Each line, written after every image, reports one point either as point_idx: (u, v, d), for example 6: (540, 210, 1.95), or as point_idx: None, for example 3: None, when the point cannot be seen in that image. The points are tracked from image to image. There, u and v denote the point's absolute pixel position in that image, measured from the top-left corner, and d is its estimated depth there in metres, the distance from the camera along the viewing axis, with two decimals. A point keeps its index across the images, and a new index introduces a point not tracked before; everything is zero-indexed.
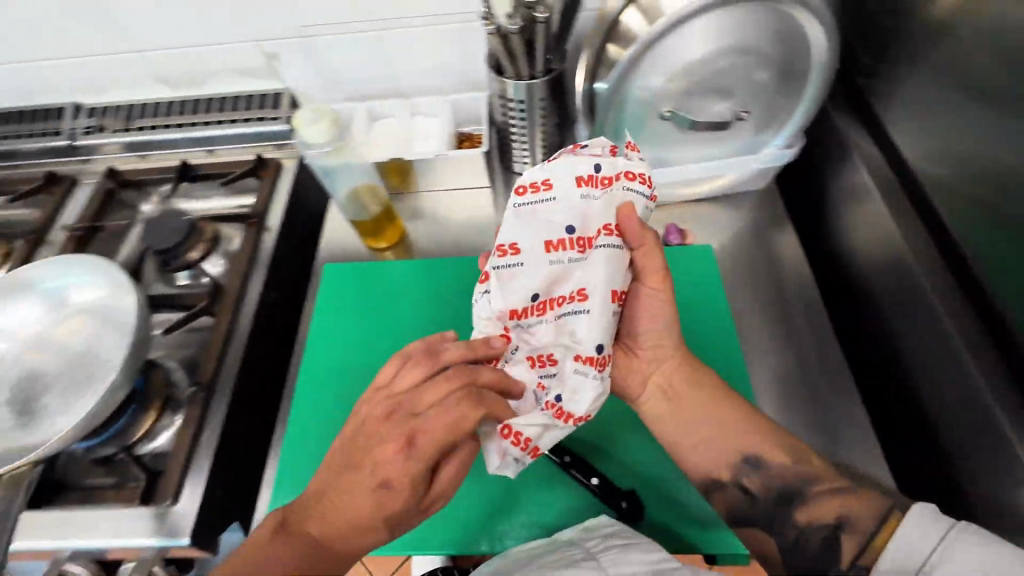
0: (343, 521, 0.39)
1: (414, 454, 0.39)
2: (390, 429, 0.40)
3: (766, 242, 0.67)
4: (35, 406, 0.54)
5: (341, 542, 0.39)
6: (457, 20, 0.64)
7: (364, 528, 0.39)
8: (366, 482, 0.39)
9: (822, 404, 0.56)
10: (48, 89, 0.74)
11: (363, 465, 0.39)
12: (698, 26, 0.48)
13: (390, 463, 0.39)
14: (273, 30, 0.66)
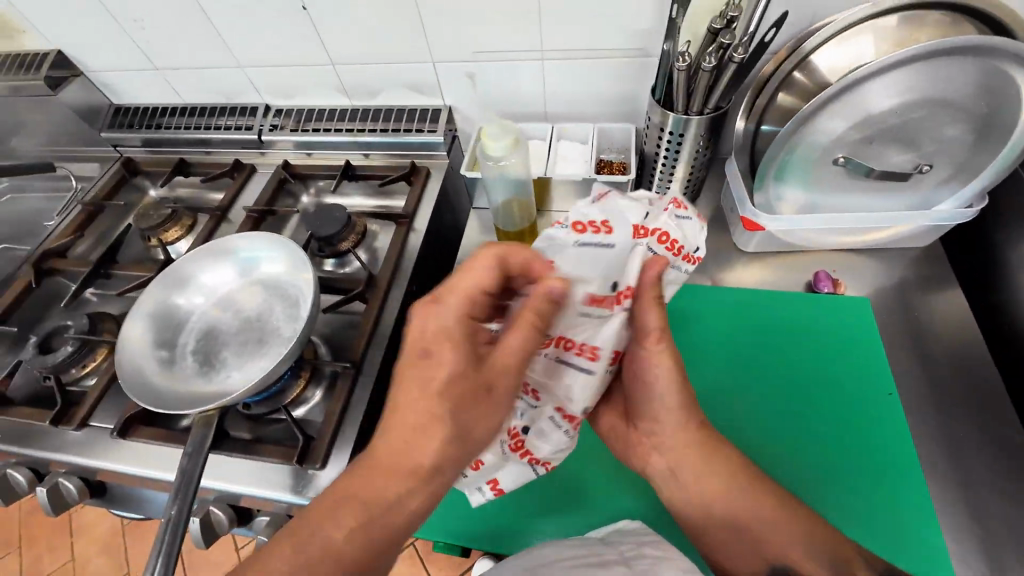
0: (406, 422, 0.41)
1: (457, 338, 0.42)
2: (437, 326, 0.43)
3: (915, 303, 0.64)
4: (215, 358, 0.60)
5: (406, 453, 0.41)
6: (622, 56, 0.67)
7: (432, 430, 0.41)
8: (416, 371, 0.42)
9: (976, 483, 0.52)
10: (247, 90, 0.86)
11: (413, 366, 0.42)
12: (893, 77, 0.48)
13: (430, 338, 0.42)
14: (449, 53, 0.72)
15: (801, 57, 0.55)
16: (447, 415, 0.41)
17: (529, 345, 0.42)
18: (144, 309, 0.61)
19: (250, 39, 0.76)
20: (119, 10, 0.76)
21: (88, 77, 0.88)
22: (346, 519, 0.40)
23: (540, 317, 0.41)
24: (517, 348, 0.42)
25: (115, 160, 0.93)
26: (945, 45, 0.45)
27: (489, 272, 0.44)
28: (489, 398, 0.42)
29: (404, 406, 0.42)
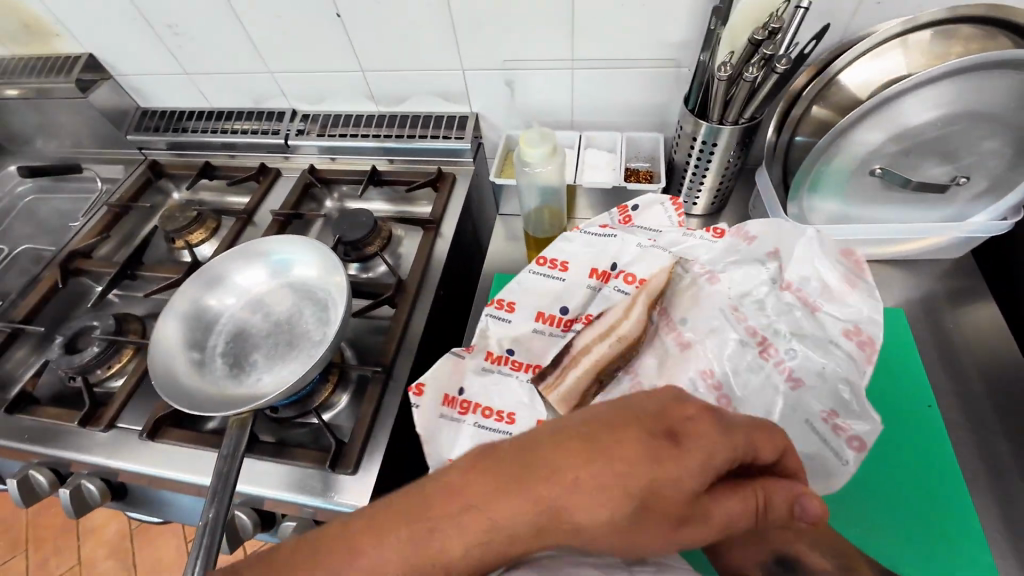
0: (580, 501, 0.29)
1: (707, 466, 0.30)
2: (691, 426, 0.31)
3: (944, 316, 0.64)
4: (246, 360, 0.60)
5: (558, 521, 0.30)
6: (653, 66, 0.68)
7: (594, 512, 0.29)
8: (647, 460, 0.30)
9: (1010, 498, 0.52)
10: (275, 95, 0.87)
11: (650, 460, 0.30)
12: (936, 90, 0.48)
13: (702, 452, 0.31)
14: (480, 62, 0.73)
15: (830, 77, 0.56)
16: (618, 525, 0.30)
17: (738, 517, 0.32)
18: (176, 310, 0.61)
19: (282, 45, 0.77)
20: (153, 15, 0.77)
21: (117, 80, 0.89)
22: (417, 547, 0.29)
23: (772, 499, 0.34)
24: (729, 513, 0.32)
25: (140, 163, 0.94)
26: (987, 58, 0.45)
27: (773, 446, 0.34)
28: (659, 540, 0.31)
29: (576, 478, 0.29)
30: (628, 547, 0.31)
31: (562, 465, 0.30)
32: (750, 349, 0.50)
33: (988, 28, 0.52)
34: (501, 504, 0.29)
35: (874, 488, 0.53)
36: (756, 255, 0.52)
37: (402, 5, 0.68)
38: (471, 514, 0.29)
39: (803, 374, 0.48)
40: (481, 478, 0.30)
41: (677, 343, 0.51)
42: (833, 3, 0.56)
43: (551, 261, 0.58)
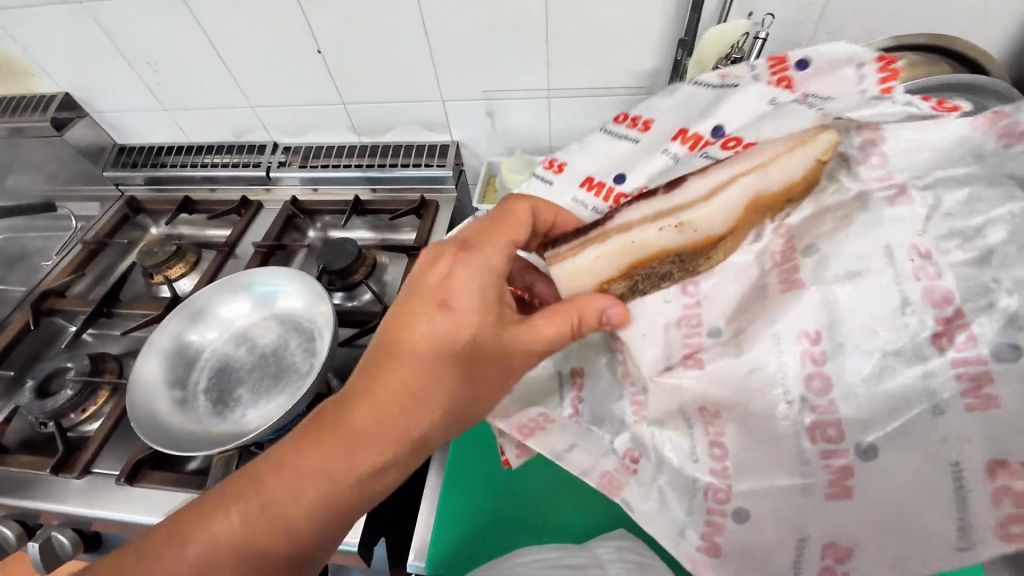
0: (386, 388, 0.35)
1: (487, 288, 0.36)
2: (455, 283, 0.36)
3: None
4: (229, 396, 0.59)
5: (371, 417, 0.34)
6: (626, 94, 0.71)
7: (415, 395, 0.35)
8: (420, 317, 0.36)
9: None
10: (256, 128, 0.87)
11: (399, 325, 0.36)
12: None
13: (444, 288, 0.36)
14: (460, 93, 0.76)
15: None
16: (443, 388, 0.35)
17: (557, 340, 0.37)
18: (158, 346, 0.60)
19: (264, 81, 0.79)
20: (133, 55, 0.77)
21: (94, 118, 0.89)
22: (275, 515, 0.34)
23: (586, 315, 0.37)
24: (549, 333, 0.37)
25: (117, 199, 0.93)
26: (943, 80, 0.49)
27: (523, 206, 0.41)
28: (486, 391, 0.37)
29: (370, 391, 0.35)
30: (481, 397, 0.36)
31: (373, 384, 0.35)
32: (908, 322, 0.30)
33: (924, 59, 0.57)
34: (325, 447, 0.34)
35: None
36: (1010, 170, 0.32)
37: (383, 40, 0.70)
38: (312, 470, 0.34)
39: (999, 387, 0.27)
40: (304, 432, 0.35)
41: (809, 358, 0.32)
42: (789, 32, 0.60)
43: (640, 120, 0.46)
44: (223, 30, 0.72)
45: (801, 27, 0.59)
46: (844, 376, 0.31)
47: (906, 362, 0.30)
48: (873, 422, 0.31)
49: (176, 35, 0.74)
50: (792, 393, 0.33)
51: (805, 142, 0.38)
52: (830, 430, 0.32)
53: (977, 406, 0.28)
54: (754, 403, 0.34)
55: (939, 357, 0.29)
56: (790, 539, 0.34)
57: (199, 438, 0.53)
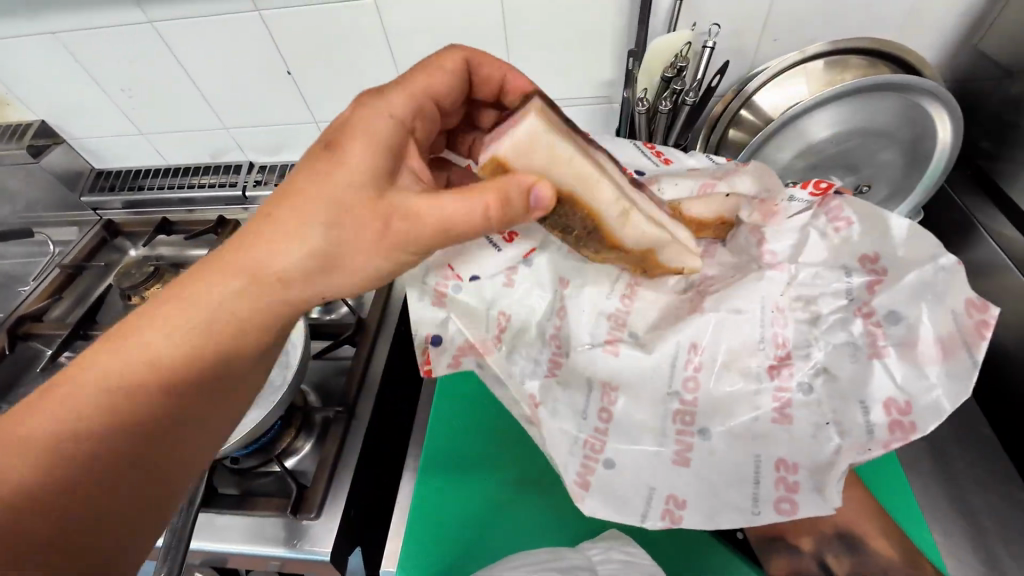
0: (275, 223, 0.35)
1: (383, 138, 0.38)
2: (360, 133, 0.37)
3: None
4: None
5: (255, 257, 0.36)
6: (589, 103, 0.74)
7: (296, 237, 0.35)
8: (316, 159, 0.37)
9: (944, 470, 0.54)
10: (232, 149, 0.89)
11: (300, 167, 0.37)
12: (827, 111, 0.53)
13: (348, 133, 0.37)
14: None
15: (751, 93, 0.60)
16: (321, 231, 0.35)
17: (458, 218, 0.35)
18: None
19: (236, 102, 0.80)
20: (108, 81, 0.79)
21: (71, 143, 0.90)
22: (140, 362, 0.35)
23: (511, 193, 0.35)
24: (442, 209, 0.35)
25: (95, 223, 0.94)
26: (876, 80, 0.50)
27: (449, 83, 0.45)
28: (368, 247, 0.36)
29: (260, 232, 0.36)
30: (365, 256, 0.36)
31: (269, 217, 0.36)
32: (763, 351, 0.44)
33: (870, 60, 0.57)
34: (209, 286, 0.36)
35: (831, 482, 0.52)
36: (844, 259, 0.43)
37: (350, 55, 0.72)
38: (195, 303, 0.36)
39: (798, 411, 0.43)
40: (197, 270, 0.37)
41: (689, 363, 0.45)
42: (735, 40, 0.63)
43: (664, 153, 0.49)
44: (195, 54, 0.74)
45: (745, 34, 0.62)
46: (711, 381, 0.44)
47: (750, 380, 0.44)
48: (730, 412, 0.43)
49: (149, 60, 0.76)
50: (672, 385, 0.45)
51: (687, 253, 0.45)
52: (690, 415, 0.44)
53: (779, 417, 0.43)
54: (657, 391, 0.45)
55: (770, 380, 0.44)
56: (643, 487, 0.41)
57: None
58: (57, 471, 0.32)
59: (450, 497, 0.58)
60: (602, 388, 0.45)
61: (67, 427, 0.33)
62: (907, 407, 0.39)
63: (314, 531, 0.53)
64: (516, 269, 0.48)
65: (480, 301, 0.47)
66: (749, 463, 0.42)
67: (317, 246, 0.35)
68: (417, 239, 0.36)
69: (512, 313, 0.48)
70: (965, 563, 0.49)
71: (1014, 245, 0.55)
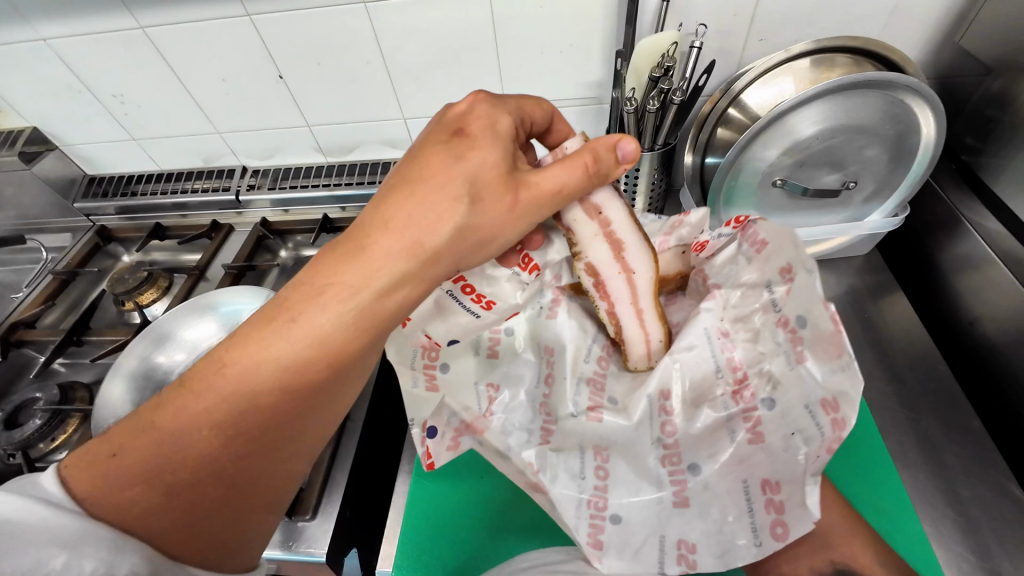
0: (425, 206, 0.36)
1: (507, 127, 0.39)
2: (488, 120, 0.39)
3: (872, 309, 0.66)
4: None
5: (407, 238, 0.36)
6: (579, 104, 0.74)
7: (444, 217, 0.36)
8: (451, 147, 0.37)
9: (940, 464, 0.54)
10: (224, 154, 0.89)
11: (434, 155, 0.37)
12: (813, 108, 0.54)
13: (478, 124, 0.38)
14: (419, 110, 0.78)
15: (737, 91, 0.61)
16: (469, 208, 0.36)
17: (570, 185, 0.39)
18: (123, 368, 0.60)
19: (227, 107, 0.81)
20: (100, 87, 0.79)
21: (64, 150, 0.90)
22: (294, 343, 0.35)
23: (602, 155, 0.39)
24: (558, 180, 0.39)
25: (88, 229, 0.94)
26: (857, 78, 0.51)
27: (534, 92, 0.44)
28: (509, 219, 0.38)
29: (408, 214, 0.36)
30: (503, 228, 0.38)
31: (412, 199, 0.36)
32: (724, 380, 0.43)
33: (854, 58, 0.58)
34: (352, 266, 0.36)
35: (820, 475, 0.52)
36: (763, 273, 0.42)
37: (341, 59, 0.72)
38: (352, 284, 0.35)
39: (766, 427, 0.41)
40: (337, 252, 0.37)
41: (663, 410, 0.43)
42: (721, 40, 0.63)
43: None
44: (187, 60, 0.75)
45: (731, 34, 0.63)
46: (687, 421, 0.43)
47: (712, 406, 0.43)
48: (712, 444, 0.42)
49: (141, 66, 0.76)
50: (654, 434, 0.43)
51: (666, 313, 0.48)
52: (676, 456, 0.43)
53: (754, 438, 0.41)
54: (643, 443, 0.43)
55: (735, 406, 0.42)
56: (655, 537, 0.42)
57: None
58: (215, 451, 0.34)
59: (443, 500, 0.57)
60: (592, 451, 0.44)
61: (222, 411, 0.34)
62: (839, 407, 0.37)
63: (309, 532, 0.53)
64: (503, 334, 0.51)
65: (470, 374, 0.50)
66: (738, 492, 0.41)
67: (470, 220, 0.37)
68: (538, 211, 0.39)
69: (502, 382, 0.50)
70: (961, 556, 0.49)
71: (999, 239, 0.55)
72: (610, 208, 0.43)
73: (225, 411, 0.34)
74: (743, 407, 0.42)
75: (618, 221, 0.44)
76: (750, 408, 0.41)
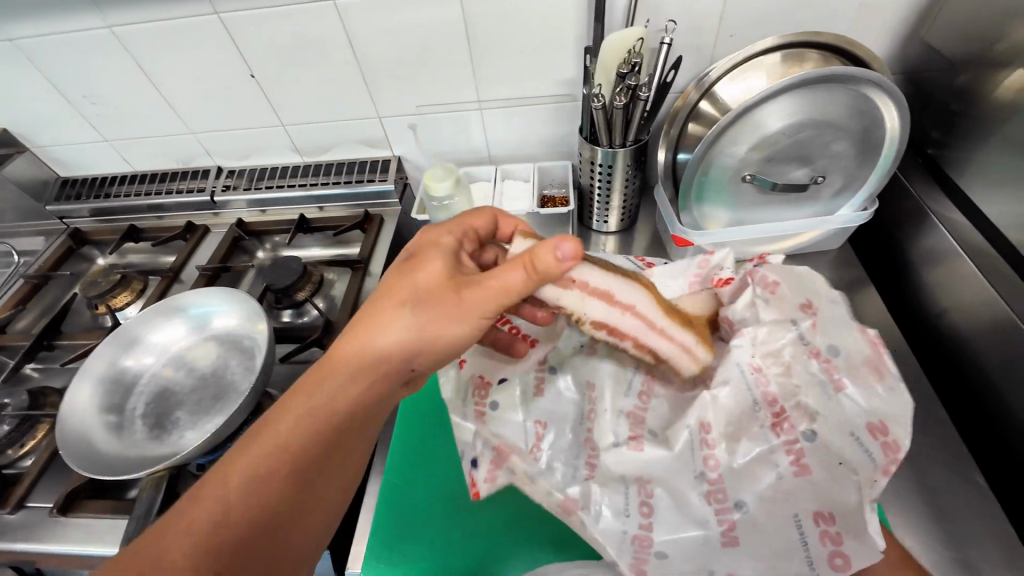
0: (377, 321, 0.40)
1: (451, 244, 0.43)
2: (439, 239, 0.43)
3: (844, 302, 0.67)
4: (168, 419, 0.59)
5: (364, 349, 0.40)
6: (553, 101, 0.74)
7: (394, 325, 0.39)
8: (399, 269, 0.42)
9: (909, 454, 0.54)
10: (198, 155, 0.88)
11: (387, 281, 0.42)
12: (779, 104, 0.54)
13: (427, 246, 0.43)
14: (393, 108, 0.78)
15: (710, 83, 0.61)
16: (414, 314, 0.39)
17: (515, 285, 0.38)
18: (90, 373, 0.59)
19: (199, 106, 0.80)
20: (68, 88, 0.78)
21: (34, 152, 0.89)
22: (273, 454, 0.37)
23: (539, 255, 0.36)
24: (502, 277, 0.38)
25: (61, 232, 0.92)
26: (822, 73, 0.51)
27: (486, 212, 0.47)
28: (449, 315, 0.39)
29: (362, 329, 0.40)
30: (452, 328, 0.39)
31: (366, 316, 0.40)
32: (760, 414, 0.41)
33: (824, 53, 0.58)
34: (321, 378, 0.40)
35: None
36: (789, 308, 0.42)
37: (312, 56, 0.72)
38: (318, 392, 0.39)
39: (811, 459, 0.39)
40: (309, 373, 0.40)
41: (704, 443, 0.41)
42: (692, 37, 0.64)
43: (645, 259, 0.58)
44: (155, 58, 0.73)
45: (701, 31, 0.63)
46: (729, 455, 0.40)
47: (756, 442, 0.40)
48: (752, 477, 0.40)
49: (109, 65, 0.75)
50: (696, 468, 0.41)
51: (700, 328, 0.45)
52: (723, 493, 0.40)
53: (800, 472, 0.39)
54: (684, 478, 0.41)
55: (776, 438, 0.40)
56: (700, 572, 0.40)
57: (128, 466, 0.53)
58: None
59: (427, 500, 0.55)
60: (634, 487, 0.42)
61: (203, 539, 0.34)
62: (889, 433, 0.37)
63: None
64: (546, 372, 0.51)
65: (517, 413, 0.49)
66: (789, 526, 0.39)
67: (418, 321, 0.39)
68: (486, 307, 0.39)
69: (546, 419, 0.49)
70: (929, 545, 0.49)
71: (966, 232, 0.56)
72: (583, 271, 0.42)
73: (206, 537, 0.34)
74: (786, 437, 0.39)
75: (594, 277, 0.42)
76: (793, 439, 0.39)
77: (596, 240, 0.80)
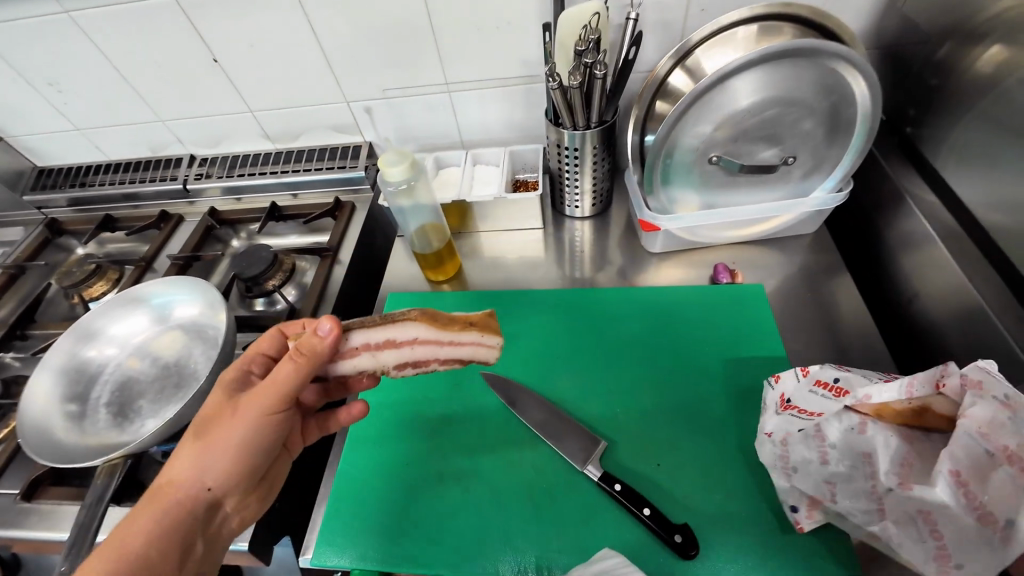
0: (178, 458, 0.41)
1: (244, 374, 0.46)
2: (233, 374, 0.46)
3: (820, 287, 0.65)
4: (130, 408, 0.59)
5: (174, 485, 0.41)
6: (520, 82, 0.72)
7: (194, 455, 0.41)
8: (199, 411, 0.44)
9: None
10: (170, 143, 0.88)
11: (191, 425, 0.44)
12: (742, 81, 0.52)
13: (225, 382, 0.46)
14: (359, 91, 0.76)
15: (688, 49, 0.57)
16: (210, 441, 0.41)
17: (288, 378, 0.41)
18: (52, 363, 0.59)
19: (167, 93, 0.79)
20: (33, 75, 0.77)
21: (9, 143, 0.89)
22: None
23: (302, 345, 0.41)
24: (277, 377, 0.41)
25: (39, 222, 0.92)
26: (784, 47, 0.49)
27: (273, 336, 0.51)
28: (231, 426, 0.41)
29: (168, 472, 0.41)
30: (244, 436, 0.41)
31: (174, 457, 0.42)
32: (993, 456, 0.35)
33: (801, 27, 0.55)
34: (133, 527, 0.39)
35: (751, 455, 0.52)
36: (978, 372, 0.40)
37: (275, 39, 0.70)
38: (127, 542, 0.38)
39: None
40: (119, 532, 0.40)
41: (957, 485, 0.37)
42: (661, 12, 0.61)
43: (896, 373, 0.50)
44: (118, 44, 0.72)
45: (669, 6, 0.60)
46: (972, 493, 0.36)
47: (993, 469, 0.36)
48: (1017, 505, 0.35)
49: (73, 52, 0.74)
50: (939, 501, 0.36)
51: (483, 326, 0.49)
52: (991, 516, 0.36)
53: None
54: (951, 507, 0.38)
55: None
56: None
57: (85, 453, 0.53)
58: None
59: (377, 489, 0.54)
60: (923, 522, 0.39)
61: None
62: None
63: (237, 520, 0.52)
64: (830, 444, 0.44)
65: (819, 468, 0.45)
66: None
67: (212, 443, 0.41)
68: (270, 404, 0.41)
69: (830, 476, 0.43)
70: None
71: (944, 219, 0.54)
72: (356, 338, 0.45)
73: None
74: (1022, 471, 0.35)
75: (364, 336, 0.45)
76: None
77: (569, 226, 0.78)
